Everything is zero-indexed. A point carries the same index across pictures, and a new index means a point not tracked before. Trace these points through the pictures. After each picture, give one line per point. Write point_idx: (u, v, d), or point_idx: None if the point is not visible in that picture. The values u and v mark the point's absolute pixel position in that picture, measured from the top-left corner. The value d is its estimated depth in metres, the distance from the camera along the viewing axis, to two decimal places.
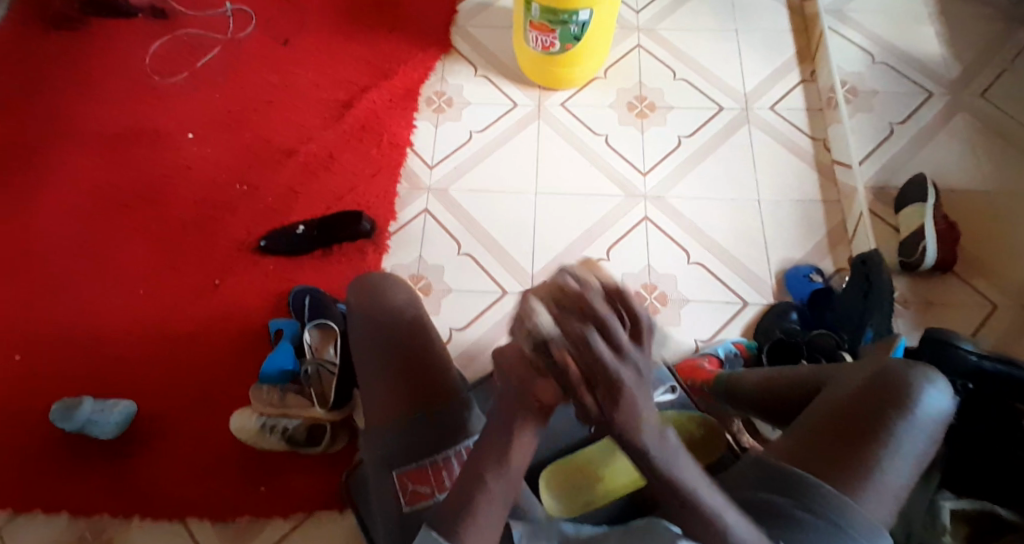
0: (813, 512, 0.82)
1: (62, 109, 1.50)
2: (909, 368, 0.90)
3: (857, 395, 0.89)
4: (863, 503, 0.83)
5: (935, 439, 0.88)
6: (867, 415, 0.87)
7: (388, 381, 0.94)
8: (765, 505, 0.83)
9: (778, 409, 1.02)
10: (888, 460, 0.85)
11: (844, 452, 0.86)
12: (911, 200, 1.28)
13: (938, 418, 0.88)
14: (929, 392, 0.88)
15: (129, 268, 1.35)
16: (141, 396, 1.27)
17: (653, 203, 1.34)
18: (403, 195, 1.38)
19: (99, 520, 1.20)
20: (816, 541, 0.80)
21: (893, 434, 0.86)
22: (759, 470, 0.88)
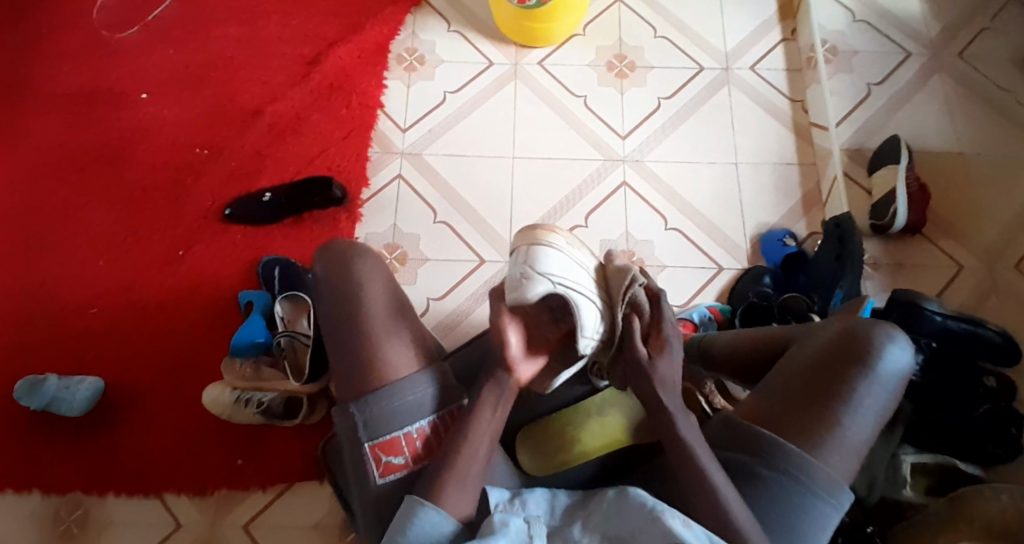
0: (775, 470, 0.84)
1: (5, 66, 1.41)
2: (871, 325, 0.91)
3: (819, 355, 0.90)
4: (826, 459, 0.84)
5: (896, 393, 0.88)
6: (832, 373, 0.88)
7: (362, 354, 0.88)
8: (729, 465, 0.87)
9: (746, 366, 1.03)
10: (847, 416, 0.86)
11: (808, 411, 0.87)
12: (885, 162, 1.28)
13: (901, 374, 0.88)
14: (890, 349, 0.89)
15: (86, 236, 1.30)
16: (108, 371, 1.23)
17: (632, 167, 1.32)
18: (374, 160, 1.33)
19: (73, 496, 1.18)
20: (777, 496, 0.84)
21: (856, 392, 0.87)
22: (723, 430, 0.90)
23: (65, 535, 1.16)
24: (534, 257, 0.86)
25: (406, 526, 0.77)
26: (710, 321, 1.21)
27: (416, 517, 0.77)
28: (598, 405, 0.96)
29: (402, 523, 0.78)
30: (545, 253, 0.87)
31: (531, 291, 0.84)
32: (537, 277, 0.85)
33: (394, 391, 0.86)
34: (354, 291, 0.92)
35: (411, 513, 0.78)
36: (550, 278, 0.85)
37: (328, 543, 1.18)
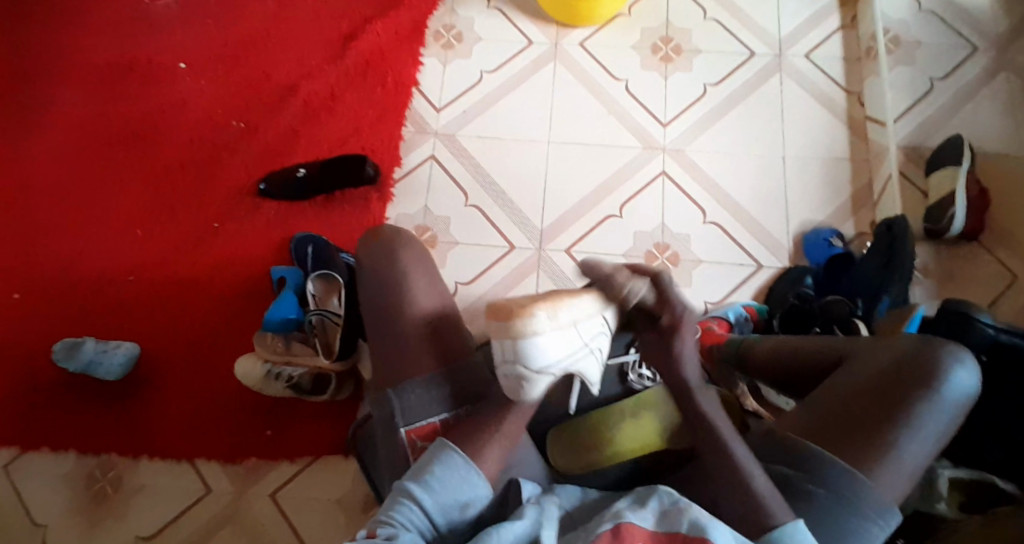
0: (823, 487, 0.84)
1: (51, 33, 1.43)
2: (936, 347, 0.90)
3: (880, 375, 0.90)
4: (879, 480, 0.84)
5: (958, 417, 0.88)
6: (892, 395, 0.88)
7: (397, 345, 1.00)
8: (776, 478, 0.87)
9: (795, 378, 1.02)
10: (906, 439, 0.86)
11: (865, 430, 0.87)
12: (944, 162, 1.21)
13: (963, 398, 0.88)
14: (956, 372, 0.88)
15: (124, 205, 1.32)
16: (143, 339, 1.27)
17: (672, 157, 1.28)
18: (408, 139, 1.32)
19: (109, 457, 1.24)
20: (827, 516, 0.83)
21: (917, 415, 0.87)
22: (769, 444, 0.90)
23: (98, 495, 1.22)
24: (528, 356, 0.83)
25: (433, 467, 0.87)
26: (746, 320, 1.19)
27: (443, 459, 0.88)
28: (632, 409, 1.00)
29: (426, 465, 0.87)
30: (535, 347, 0.83)
31: (533, 391, 0.86)
32: (535, 375, 0.84)
33: (423, 384, 0.97)
34: (394, 284, 1.04)
35: (439, 452, 0.89)
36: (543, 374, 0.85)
37: (351, 517, 1.21)
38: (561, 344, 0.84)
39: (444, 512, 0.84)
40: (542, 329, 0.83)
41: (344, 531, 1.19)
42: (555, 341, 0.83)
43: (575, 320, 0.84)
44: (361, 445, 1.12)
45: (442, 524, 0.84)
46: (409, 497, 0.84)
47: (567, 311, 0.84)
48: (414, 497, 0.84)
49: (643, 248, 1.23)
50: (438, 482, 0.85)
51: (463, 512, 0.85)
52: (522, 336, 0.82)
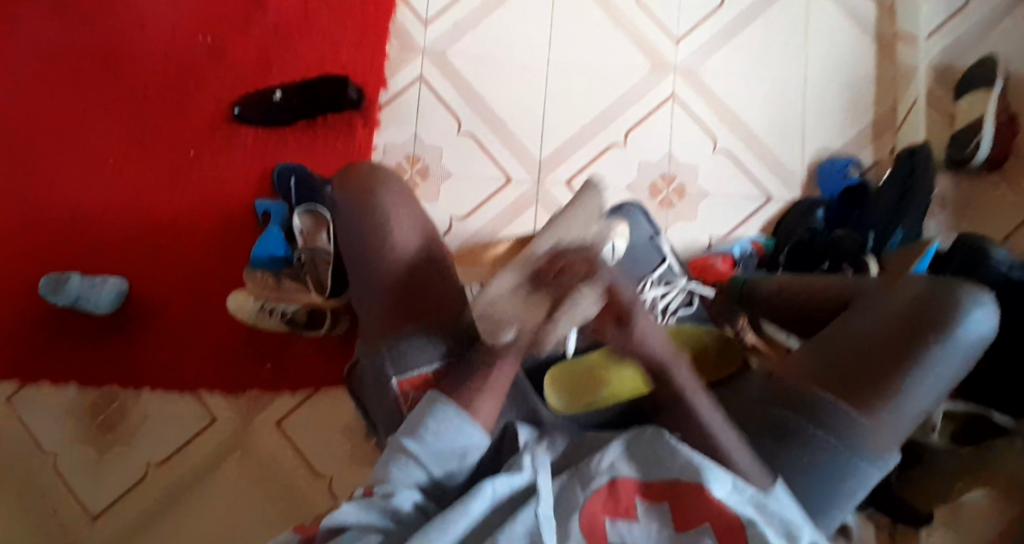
0: (825, 431, 0.82)
1: None
2: (955, 287, 0.86)
3: (894, 316, 0.86)
4: (881, 422, 0.82)
5: (970, 359, 0.86)
6: (905, 337, 0.85)
7: (380, 295, 0.99)
8: (776, 422, 0.84)
9: (800, 311, 0.97)
10: (914, 381, 0.83)
11: (873, 374, 0.84)
12: (976, 85, 1.10)
13: (979, 340, 0.85)
14: (973, 313, 0.85)
15: (98, 131, 1.26)
16: (131, 272, 1.24)
17: (684, 77, 1.18)
18: (393, 58, 1.22)
19: (110, 390, 1.24)
20: (825, 460, 0.82)
21: (928, 358, 0.84)
22: (771, 384, 0.88)
23: (105, 426, 1.23)
24: (490, 291, 0.78)
25: (427, 419, 0.82)
26: (750, 255, 1.13)
27: (435, 411, 0.82)
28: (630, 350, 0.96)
29: (420, 417, 0.82)
30: (495, 287, 0.78)
31: (509, 328, 0.80)
32: (506, 311, 0.80)
33: (412, 335, 0.96)
34: (375, 229, 1.01)
35: (431, 405, 0.83)
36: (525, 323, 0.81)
37: (355, 446, 1.23)
38: (525, 279, 0.80)
39: (443, 465, 0.81)
40: (497, 268, 0.78)
41: (350, 458, 1.22)
42: (515, 279, 0.78)
43: (527, 264, 0.80)
44: (353, 385, 1.12)
45: (441, 476, 0.82)
46: (405, 454, 0.81)
47: (516, 253, 0.78)
48: (410, 453, 0.81)
49: (647, 180, 1.16)
50: (434, 436, 0.81)
51: (462, 462, 0.82)
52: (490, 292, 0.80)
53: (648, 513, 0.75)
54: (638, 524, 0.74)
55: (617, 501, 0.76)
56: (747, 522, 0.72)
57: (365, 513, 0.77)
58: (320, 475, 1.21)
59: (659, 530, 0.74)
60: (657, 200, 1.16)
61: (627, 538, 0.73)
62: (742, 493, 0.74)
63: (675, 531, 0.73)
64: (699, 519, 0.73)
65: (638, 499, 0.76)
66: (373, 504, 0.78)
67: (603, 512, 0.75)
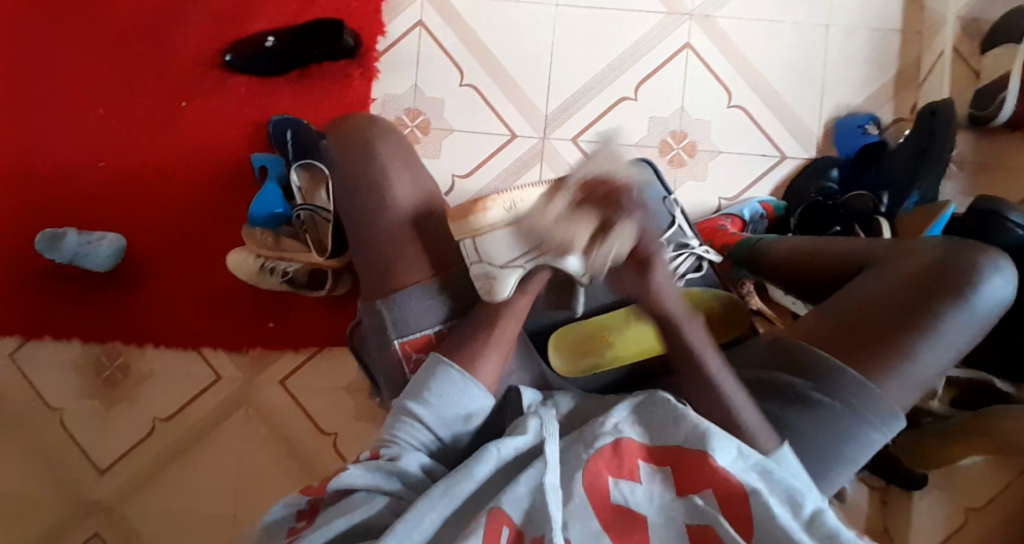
0: (831, 397, 0.83)
1: None
2: (972, 253, 0.84)
3: (905, 282, 0.84)
4: (887, 390, 0.82)
5: (985, 325, 0.83)
6: (916, 304, 0.83)
7: (378, 252, 0.97)
8: (783, 387, 0.85)
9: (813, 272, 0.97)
10: (923, 348, 0.82)
11: (882, 341, 0.83)
12: (1003, 39, 1.05)
13: (994, 307, 0.83)
14: (989, 280, 0.82)
15: (84, 79, 1.20)
16: (127, 227, 1.21)
17: (699, 25, 1.12)
18: (391, 0, 1.15)
19: (113, 345, 1.23)
20: (829, 425, 0.82)
21: (938, 325, 0.82)
22: (779, 348, 0.88)
23: (110, 381, 1.23)
24: (489, 249, 0.83)
25: (430, 383, 0.84)
26: (760, 217, 1.11)
27: (439, 374, 0.84)
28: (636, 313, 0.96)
29: (424, 380, 0.84)
30: (496, 240, 0.83)
31: (506, 288, 0.85)
32: (503, 270, 0.85)
33: (416, 294, 0.96)
34: (370, 182, 0.98)
35: (435, 368, 0.84)
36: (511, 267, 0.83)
37: (360, 403, 1.24)
38: (516, 241, 0.81)
39: (447, 427, 0.83)
40: (502, 221, 0.83)
41: (356, 414, 1.23)
42: (515, 234, 0.82)
43: (536, 215, 0.82)
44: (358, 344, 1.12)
45: (447, 438, 0.83)
46: (410, 416, 0.82)
47: (521, 205, 0.82)
48: (415, 416, 0.82)
49: (656, 136, 1.12)
50: (438, 399, 0.83)
51: (466, 424, 0.84)
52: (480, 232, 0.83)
53: (649, 479, 0.71)
54: (640, 490, 0.71)
55: (619, 462, 0.72)
56: (750, 491, 0.68)
57: (370, 474, 0.76)
58: (325, 432, 1.23)
59: (662, 493, 0.70)
60: (665, 157, 1.12)
61: (629, 501, 0.70)
62: (746, 460, 0.71)
63: (676, 496, 0.70)
64: (702, 484, 0.69)
65: (642, 461, 0.73)
66: (379, 465, 0.77)
67: (607, 473, 0.71)
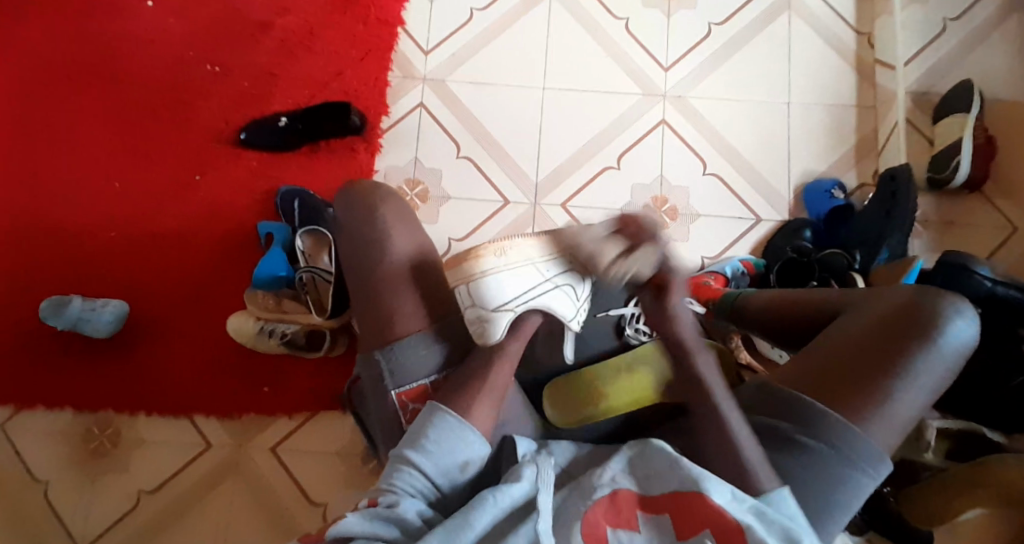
0: (818, 440, 0.83)
1: None
2: (936, 297, 0.88)
3: (878, 324, 0.88)
4: (872, 431, 0.83)
5: (956, 367, 0.87)
6: (890, 345, 0.86)
7: (379, 308, 0.99)
8: (771, 431, 0.86)
9: (791, 326, 1.00)
10: (902, 389, 0.84)
11: (861, 382, 0.85)
12: (952, 111, 1.17)
13: (962, 348, 0.87)
14: (954, 321, 0.87)
15: (98, 157, 1.27)
16: (131, 296, 1.24)
17: (673, 104, 1.23)
18: (395, 85, 1.26)
19: (106, 415, 1.23)
20: (819, 468, 0.83)
21: (914, 366, 0.85)
22: (765, 394, 0.89)
23: (98, 451, 1.21)
24: (481, 294, 0.87)
25: (427, 430, 0.82)
26: (742, 274, 1.17)
27: (435, 421, 0.82)
28: (629, 362, 0.97)
29: (420, 428, 0.83)
30: (488, 285, 0.87)
31: (498, 330, 0.87)
32: (495, 313, 0.87)
33: (414, 343, 0.97)
34: (368, 240, 1.02)
35: (432, 415, 0.83)
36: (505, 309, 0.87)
37: (352, 469, 1.22)
38: (518, 281, 0.87)
39: (444, 474, 0.80)
40: (493, 267, 0.89)
41: (347, 480, 1.22)
42: (509, 277, 0.88)
43: (528, 259, 0.89)
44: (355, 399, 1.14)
45: (444, 485, 0.81)
46: (408, 464, 0.80)
47: (515, 252, 0.90)
48: (411, 463, 0.80)
49: (641, 201, 1.20)
50: (436, 447, 0.81)
51: (463, 472, 0.82)
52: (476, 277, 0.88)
53: (648, 524, 0.72)
54: (640, 536, 0.71)
55: (617, 511, 0.73)
56: (746, 527, 0.69)
57: (369, 522, 0.74)
58: (315, 502, 1.20)
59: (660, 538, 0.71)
60: (650, 221, 1.20)
61: None
62: (742, 503, 0.72)
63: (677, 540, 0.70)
64: (700, 523, 0.70)
65: (639, 511, 0.73)
66: (376, 513, 0.75)
67: (606, 522, 0.72)
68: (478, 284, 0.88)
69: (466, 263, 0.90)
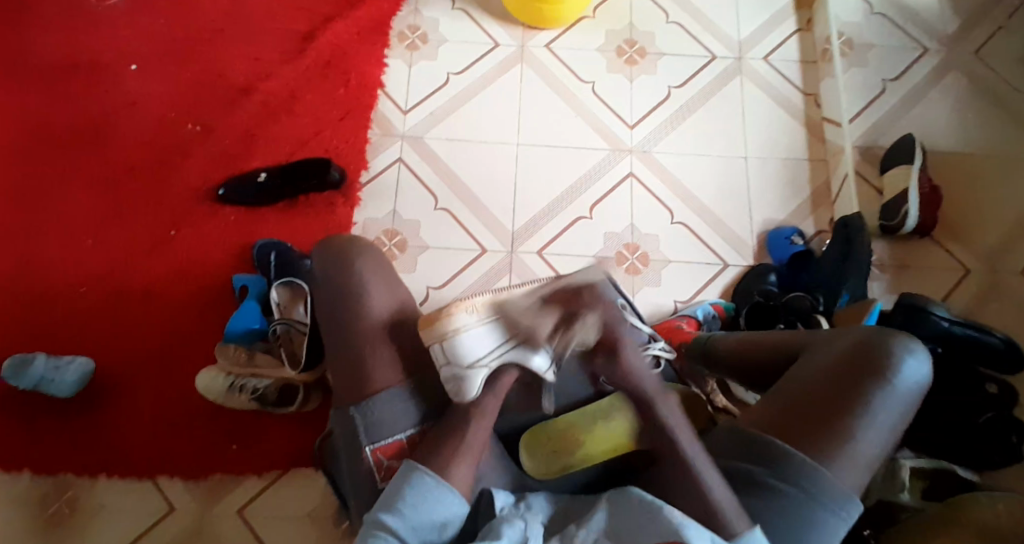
0: (786, 482, 0.81)
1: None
2: (889, 338, 0.88)
3: (835, 365, 0.87)
4: (837, 471, 0.81)
5: (912, 406, 0.86)
6: (849, 385, 0.85)
7: (355, 360, 0.90)
8: (737, 475, 0.84)
9: (757, 371, 0.99)
10: (862, 429, 0.83)
11: (823, 423, 0.83)
12: (897, 161, 1.26)
13: (917, 387, 0.86)
14: (908, 362, 0.86)
15: (75, 214, 1.27)
16: (98, 351, 1.20)
17: (639, 158, 1.31)
18: (374, 142, 1.31)
19: (62, 478, 1.14)
20: (789, 511, 0.80)
21: (871, 405, 0.84)
22: (732, 438, 0.87)
23: (55, 517, 1.12)
24: (457, 350, 0.85)
25: (403, 492, 0.79)
26: (713, 317, 1.20)
27: (412, 482, 0.79)
28: (605, 408, 0.89)
29: (396, 491, 0.79)
30: (463, 342, 0.86)
31: (473, 388, 0.85)
32: (469, 370, 0.86)
33: (394, 394, 0.88)
34: (341, 297, 0.93)
35: (407, 476, 0.80)
36: (478, 363, 0.85)
37: (324, 530, 1.14)
38: (492, 334, 0.87)
39: (422, 538, 0.77)
40: (465, 326, 0.87)
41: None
42: (482, 332, 0.87)
43: (499, 312, 0.88)
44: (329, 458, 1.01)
45: None
46: (385, 530, 0.77)
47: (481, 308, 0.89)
48: (387, 528, 0.77)
49: (613, 248, 1.24)
50: (413, 510, 0.78)
51: (441, 534, 0.78)
52: (449, 334, 0.86)
53: None
54: None
55: None
56: None
57: None
58: None
59: None
60: (622, 266, 1.24)
61: None
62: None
63: None
64: None
65: None
66: None
67: None
68: (456, 339, 0.86)
69: (438, 317, 0.88)
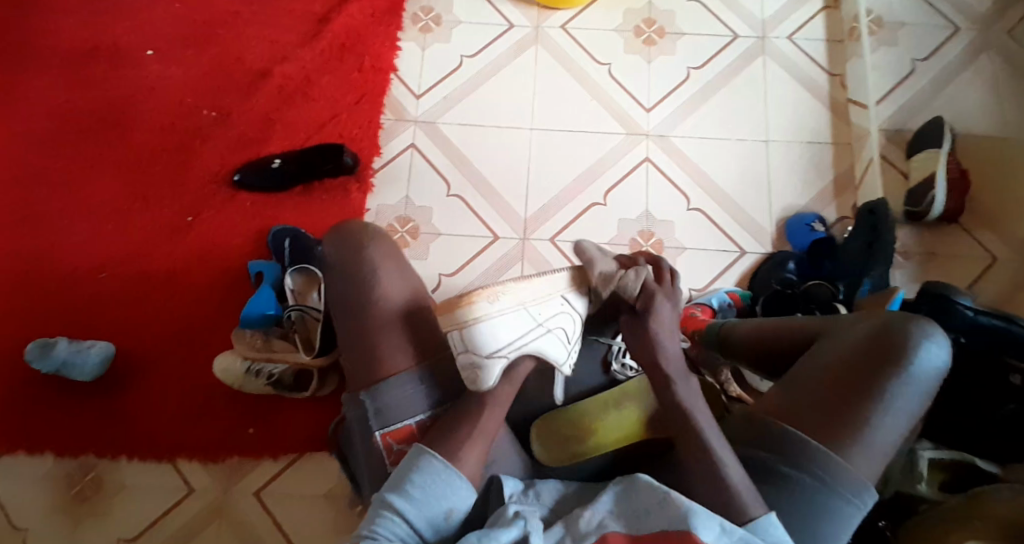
0: (798, 469, 0.78)
1: (19, 22, 1.39)
2: (906, 321, 0.84)
3: (850, 351, 0.84)
4: (851, 459, 0.78)
5: (930, 392, 0.82)
6: (865, 370, 0.82)
7: (364, 352, 0.89)
8: (748, 464, 0.81)
9: (772, 356, 0.96)
10: (877, 415, 0.80)
11: (838, 411, 0.80)
12: (925, 146, 1.22)
13: (936, 372, 0.82)
14: (926, 346, 0.82)
15: (94, 200, 1.28)
16: (118, 336, 1.22)
17: (656, 142, 1.28)
18: (387, 127, 1.30)
19: (86, 459, 1.17)
20: (800, 500, 0.77)
21: (887, 390, 0.80)
22: (743, 425, 0.85)
23: (79, 497, 1.15)
24: (476, 338, 0.84)
25: (412, 474, 0.77)
26: (729, 306, 1.17)
27: (421, 465, 0.78)
28: (616, 398, 0.91)
29: (404, 473, 0.78)
30: (482, 331, 0.84)
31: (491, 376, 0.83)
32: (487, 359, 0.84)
33: (403, 382, 0.86)
34: (354, 283, 0.92)
35: (416, 459, 0.78)
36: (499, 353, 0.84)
37: (338, 514, 1.16)
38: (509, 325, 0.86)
39: (429, 521, 0.75)
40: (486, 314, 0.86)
41: (333, 526, 1.15)
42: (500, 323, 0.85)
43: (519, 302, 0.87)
44: (341, 443, 1.01)
45: (428, 532, 0.75)
46: (391, 510, 0.75)
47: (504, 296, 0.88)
48: (395, 509, 0.75)
49: (628, 235, 1.22)
50: (421, 493, 0.76)
51: (448, 520, 0.77)
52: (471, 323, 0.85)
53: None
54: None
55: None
56: None
57: None
58: None
59: None
60: (637, 253, 1.22)
61: None
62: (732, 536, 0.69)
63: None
64: None
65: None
66: None
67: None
68: (478, 328, 0.84)
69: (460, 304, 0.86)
